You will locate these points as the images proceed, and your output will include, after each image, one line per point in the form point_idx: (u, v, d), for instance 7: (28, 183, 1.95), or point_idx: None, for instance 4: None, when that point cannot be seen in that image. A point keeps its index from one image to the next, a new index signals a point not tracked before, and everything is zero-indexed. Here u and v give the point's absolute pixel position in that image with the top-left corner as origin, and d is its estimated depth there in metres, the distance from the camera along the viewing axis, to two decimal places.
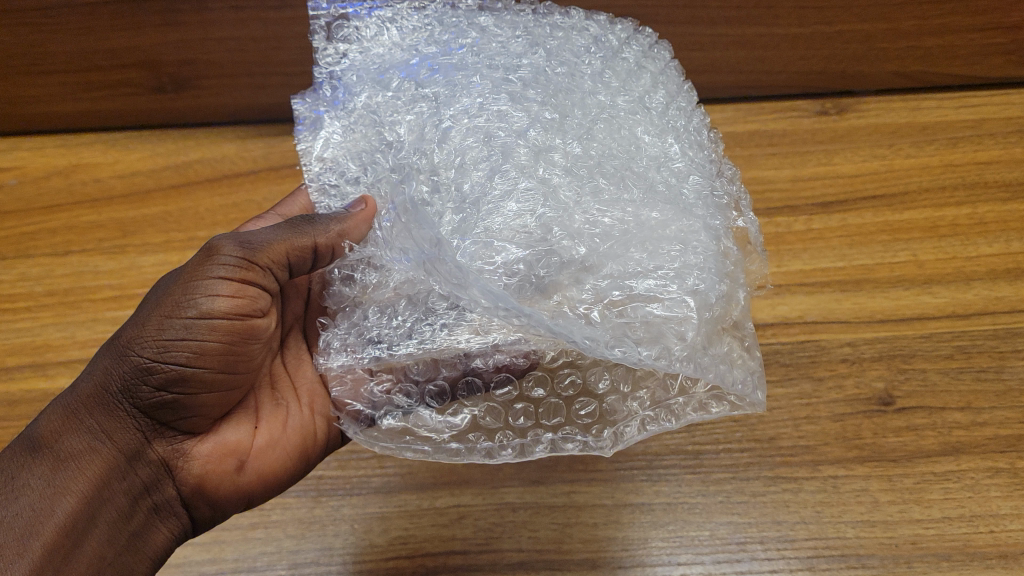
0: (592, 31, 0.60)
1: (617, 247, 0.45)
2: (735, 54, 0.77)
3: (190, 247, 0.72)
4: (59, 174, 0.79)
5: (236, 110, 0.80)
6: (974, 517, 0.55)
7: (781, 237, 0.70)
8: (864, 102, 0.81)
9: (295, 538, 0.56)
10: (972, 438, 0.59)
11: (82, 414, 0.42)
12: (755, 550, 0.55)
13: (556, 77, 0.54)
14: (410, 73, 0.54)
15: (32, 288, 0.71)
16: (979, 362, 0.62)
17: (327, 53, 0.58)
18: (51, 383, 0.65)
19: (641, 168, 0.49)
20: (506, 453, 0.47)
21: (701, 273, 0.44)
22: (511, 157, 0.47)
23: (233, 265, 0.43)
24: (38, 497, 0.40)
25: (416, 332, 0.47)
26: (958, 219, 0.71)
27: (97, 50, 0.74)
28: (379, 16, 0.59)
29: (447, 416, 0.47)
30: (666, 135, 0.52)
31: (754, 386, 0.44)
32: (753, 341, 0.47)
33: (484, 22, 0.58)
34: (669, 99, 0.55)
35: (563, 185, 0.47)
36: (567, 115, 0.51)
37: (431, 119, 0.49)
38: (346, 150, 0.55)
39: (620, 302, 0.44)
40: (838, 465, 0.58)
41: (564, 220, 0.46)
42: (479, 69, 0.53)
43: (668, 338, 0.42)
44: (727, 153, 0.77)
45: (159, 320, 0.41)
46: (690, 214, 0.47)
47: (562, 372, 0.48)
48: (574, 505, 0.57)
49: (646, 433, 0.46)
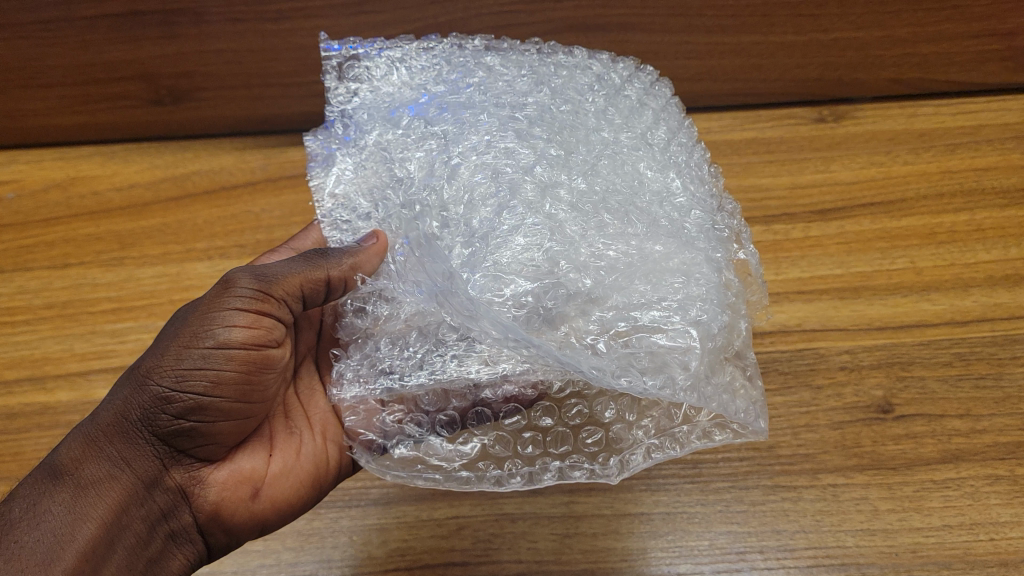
0: (594, 70, 0.60)
1: (622, 280, 0.45)
2: (731, 62, 0.78)
3: (188, 258, 0.72)
4: (57, 187, 0.79)
5: (234, 122, 0.80)
6: (974, 525, 0.55)
7: (779, 244, 0.70)
8: (861, 109, 0.81)
9: (294, 550, 0.56)
10: (971, 445, 0.58)
11: (102, 442, 0.41)
12: (755, 559, 0.54)
13: (561, 115, 0.54)
14: (419, 111, 0.54)
15: (29, 302, 0.71)
16: (978, 369, 0.62)
17: (337, 93, 0.58)
18: (49, 396, 0.64)
19: (645, 204, 0.49)
20: (515, 482, 0.46)
21: (704, 305, 0.44)
22: (519, 193, 0.47)
23: (250, 296, 0.43)
24: (60, 524, 0.39)
25: (427, 363, 0.46)
26: (956, 226, 0.71)
27: (95, 64, 0.74)
28: (388, 57, 0.60)
29: (458, 445, 0.47)
30: (669, 171, 0.52)
31: (756, 415, 0.44)
32: (755, 371, 0.47)
33: (491, 62, 0.59)
34: (671, 135, 0.55)
35: (570, 220, 0.47)
36: (572, 151, 0.51)
37: (441, 156, 0.50)
38: (356, 187, 0.55)
39: (625, 331, 0.44)
40: (838, 473, 0.58)
41: (571, 253, 0.45)
42: (486, 108, 0.53)
43: (671, 367, 0.42)
44: (723, 161, 0.77)
45: (177, 350, 0.41)
46: (693, 246, 0.47)
47: (570, 402, 0.48)
48: (573, 515, 0.57)
49: (652, 461, 0.46)
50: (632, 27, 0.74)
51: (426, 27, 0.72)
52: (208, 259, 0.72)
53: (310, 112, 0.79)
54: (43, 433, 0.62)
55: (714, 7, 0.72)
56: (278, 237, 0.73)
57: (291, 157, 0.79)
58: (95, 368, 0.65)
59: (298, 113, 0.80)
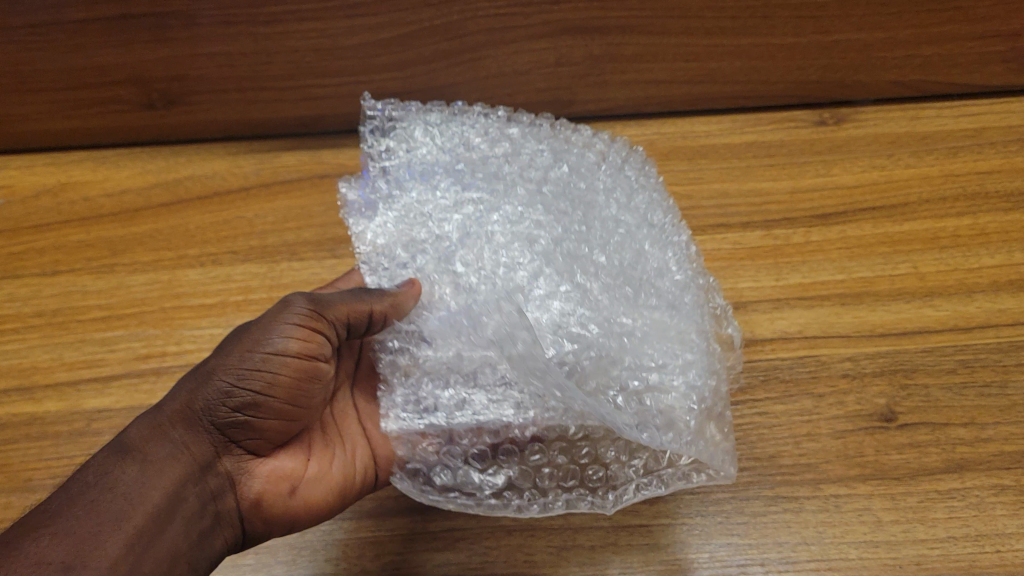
0: (598, 147, 0.67)
1: (637, 344, 0.50)
2: (730, 65, 0.77)
3: (180, 264, 0.71)
4: (48, 193, 0.78)
5: (229, 126, 0.79)
6: (980, 537, 0.53)
7: (780, 249, 0.70)
8: (862, 111, 0.81)
9: (285, 564, 0.55)
10: (976, 454, 0.57)
11: (167, 427, 0.42)
12: (755, 572, 0.52)
13: (580, 191, 0.59)
14: (458, 178, 0.58)
15: (19, 309, 0.69)
16: (982, 376, 0.61)
17: (376, 146, 0.60)
18: (38, 407, 0.63)
19: (650, 277, 0.55)
20: (533, 509, 0.51)
21: (699, 371, 0.51)
22: (552, 262, 0.53)
23: (306, 314, 0.46)
24: (130, 487, 0.38)
25: (468, 404, 0.50)
26: (959, 230, 0.70)
27: (86, 67, 0.73)
28: (423, 120, 0.63)
29: (488, 476, 0.51)
30: (666, 250, 0.58)
31: (729, 462, 0.51)
32: (729, 424, 0.53)
33: (514, 133, 0.64)
34: (665, 217, 0.61)
35: (596, 290, 0.52)
36: (591, 228, 0.56)
37: (477, 222, 0.55)
38: (395, 238, 0.55)
39: (638, 390, 0.49)
40: (840, 483, 0.56)
41: (598, 318, 0.51)
42: (517, 181, 0.58)
43: (676, 424, 0.49)
44: (723, 164, 0.77)
45: (240, 354, 0.44)
46: (687, 319, 0.54)
47: (580, 443, 0.53)
48: (571, 527, 0.55)
49: (642, 496, 0.51)
50: (630, 29, 0.73)
51: (422, 30, 0.72)
52: (199, 265, 0.71)
53: (306, 115, 0.79)
54: (31, 444, 0.61)
55: (713, 8, 0.71)
56: (271, 242, 0.72)
57: (286, 162, 0.78)
58: (84, 377, 0.64)
59: (293, 117, 0.79)
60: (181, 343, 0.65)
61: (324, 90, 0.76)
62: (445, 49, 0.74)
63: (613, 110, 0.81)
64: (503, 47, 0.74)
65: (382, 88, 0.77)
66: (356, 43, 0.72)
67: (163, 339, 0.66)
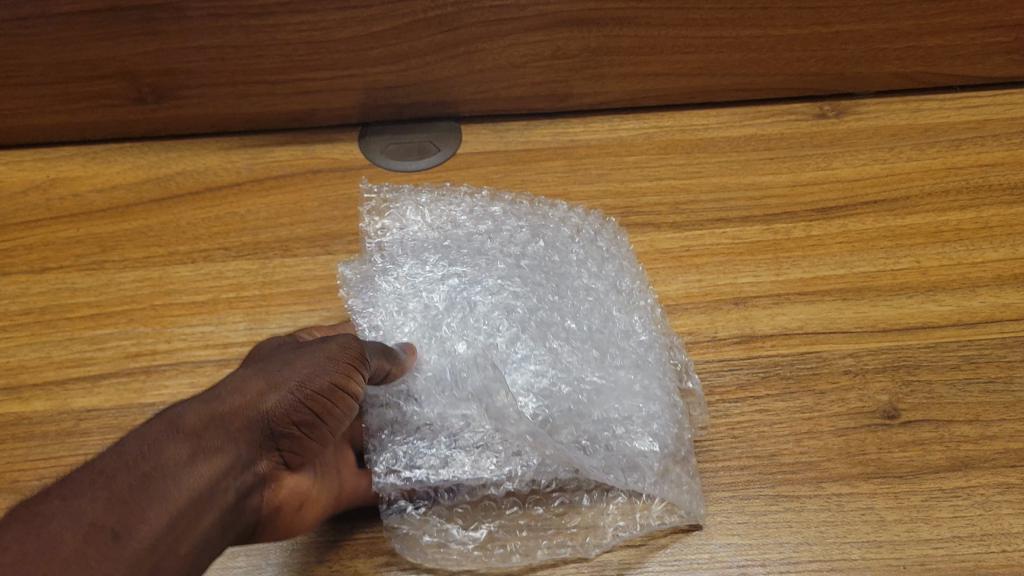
0: (575, 220, 0.70)
1: (604, 400, 0.57)
2: (729, 57, 0.76)
3: (171, 261, 0.70)
4: (38, 189, 0.76)
5: (222, 121, 0.78)
6: (985, 536, 0.52)
7: (780, 244, 0.69)
8: (862, 104, 0.80)
9: (277, 566, 0.51)
10: (981, 452, 0.56)
11: (225, 418, 0.41)
12: (756, 573, 0.50)
13: (554, 265, 0.66)
14: (444, 252, 0.65)
15: (7, 307, 0.67)
16: (987, 372, 0.60)
17: (373, 225, 0.68)
18: (24, 406, 0.61)
19: (616, 341, 0.61)
20: (516, 559, 0.52)
21: (661, 421, 0.57)
22: (527, 329, 0.60)
23: (353, 354, 0.47)
24: (180, 472, 0.37)
25: (451, 462, 0.54)
26: (962, 223, 0.69)
27: (74, 61, 0.72)
28: (414, 201, 0.71)
29: (470, 531, 0.53)
30: (633, 313, 0.63)
31: (697, 502, 0.53)
32: (697, 470, 0.55)
33: (497, 211, 0.70)
34: (635, 279, 0.66)
35: (568, 353, 0.59)
36: (563, 296, 0.64)
37: (462, 292, 0.62)
38: (383, 297, 0.61)
39: (604, 439, 0.56)
40: (842, 482, 0.55)
41: (569, 378, 0.58)
42: (498, 256, 0.65)
43: (639, 469, 0.55)
44: (722, 158, 0.76)
45: (308, 373, 0.44)
46: (653, 375, 0.59)
47: (555, 496, 0.55)
48: (563, 531, 0.53)
49: (620, 537, 0.52)
50: (627, 20, 0.72)
51: (416, 21, 0.71)
52: (191, 262, 0.70)
53: (299, 110, 0.78)
54: (17, 446, 0.58)
55: None
56: (264, 238, 0.71)
57: (279, 158, 0.77)
58: (73, 376, 0.62)
59: (286, 112, 0.78)
60: (171, 341, 0.64)
61: (317, 84, 0.75)
62: (439, 42, 0.73)
63: (610, 103, 0.80)
64: (499, 40, 0.73)
65: (377, 81, 0.76)
66: (349, 36, 0.71)
67: (153, 337, 0.64)
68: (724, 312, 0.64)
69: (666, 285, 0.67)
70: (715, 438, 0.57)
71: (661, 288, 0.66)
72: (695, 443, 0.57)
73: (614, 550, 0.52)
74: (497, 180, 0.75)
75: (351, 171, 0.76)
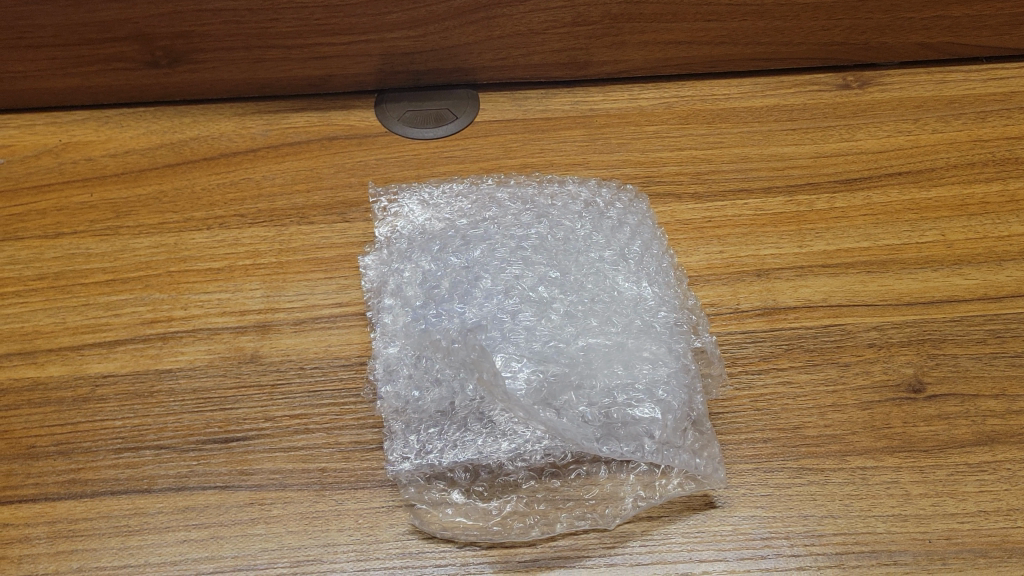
0: (584, 197, 0.70)
1: (604, 366, 0.56)
2: (753, 25, 0.75)
3: (185, 228, 0.69)
4: (49, 153, 0.75)
5: (236, 86, 0.77)
6: (1012, 511, 0.51)
7: (803, 215, 0.68)
8: (886, 74, 0.79)
9: (297, 534, 0.51)
10: (1007, 427, 0.55)
11: None
12: (780, 546, 0.50)
13: (559, 242, 0.65)
14: (446, 241, 0.65)
15: (19, 273, 0.66)
16: (1014, 346, 0.59)
17: (383, 225, 0.68)
18: (40, 371, 0.60)
19: (619, 309, 0.60)
20: (535, 531, 0.51)
21: (668, 386, 0.56)
22: (525, 310, 0.60)
23: None
24: None
25: (461, 443, 0.55)
26: (989, 196, 0.69)
27: (87, 22, 0.71)
28: (419, 196, 0.70)
29: (490, 505, 0.52)
30: (642, 281, 0.63)
31: (715, 467, 0.52)
32: (713, 436, 0.54)
33: (502, 196, 0.69)
34: (646, 247, 0.65)
35: (566, 326, 0.59)
36: (567, 272, 0.63)
37: (462, 281, 0.62)
38: (390, 292, 0.63)
39: (606, 406, 0.55)
40: (866, 456, 0.54)
41: (568, 349, 0.57)
42: (500, 240, 0.65)
43: (642, 435, 0.54)
44: (745, 128, 0.75)
45: None
46: (658, 339, 0.58)
47: (572, 467, 0.54)
48: (584, 503, 0.52)
49: (640, 507, 0.52)
50: None
51: None
52: (206, 229, 0.69)
53: (316, 76, 0.77)
54: (33, 411, 0.58)
55: None
56: (281, 206, 0.70)
57: (295, 123, 0.76)
58: (89, 342, 0.61)
59: (301, 77, 0.77)
60: (187, 308, 0.63)
61: (335, 48, 0.75)
62: (459, 7, 0.72)
63: (630, 71, 0.79)
64: (519, 5, 0.73)
65: (394, 47, 0.75)
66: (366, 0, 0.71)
67: (169, 303, 0.64)
68: (747, 284, 0.63)
69: (689, 255, 0.65)
70: (738, 411, 0.56)
71: (682, 259, 0.65)
72: (717, 414, 0.56)
73: (635, 520, 0.51)
74: (516, 149, 0.74)
75: (367, 137, 0.75)
